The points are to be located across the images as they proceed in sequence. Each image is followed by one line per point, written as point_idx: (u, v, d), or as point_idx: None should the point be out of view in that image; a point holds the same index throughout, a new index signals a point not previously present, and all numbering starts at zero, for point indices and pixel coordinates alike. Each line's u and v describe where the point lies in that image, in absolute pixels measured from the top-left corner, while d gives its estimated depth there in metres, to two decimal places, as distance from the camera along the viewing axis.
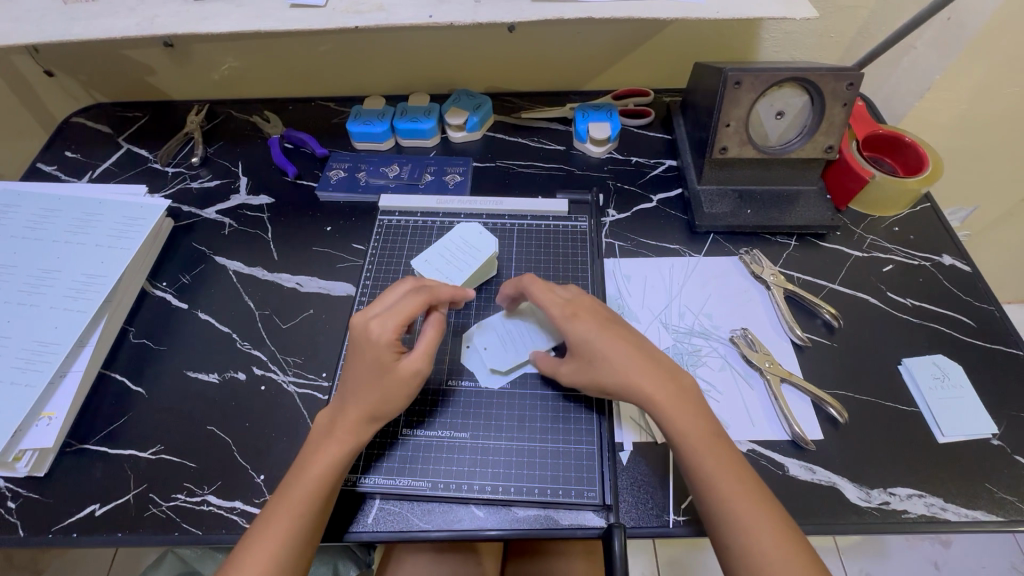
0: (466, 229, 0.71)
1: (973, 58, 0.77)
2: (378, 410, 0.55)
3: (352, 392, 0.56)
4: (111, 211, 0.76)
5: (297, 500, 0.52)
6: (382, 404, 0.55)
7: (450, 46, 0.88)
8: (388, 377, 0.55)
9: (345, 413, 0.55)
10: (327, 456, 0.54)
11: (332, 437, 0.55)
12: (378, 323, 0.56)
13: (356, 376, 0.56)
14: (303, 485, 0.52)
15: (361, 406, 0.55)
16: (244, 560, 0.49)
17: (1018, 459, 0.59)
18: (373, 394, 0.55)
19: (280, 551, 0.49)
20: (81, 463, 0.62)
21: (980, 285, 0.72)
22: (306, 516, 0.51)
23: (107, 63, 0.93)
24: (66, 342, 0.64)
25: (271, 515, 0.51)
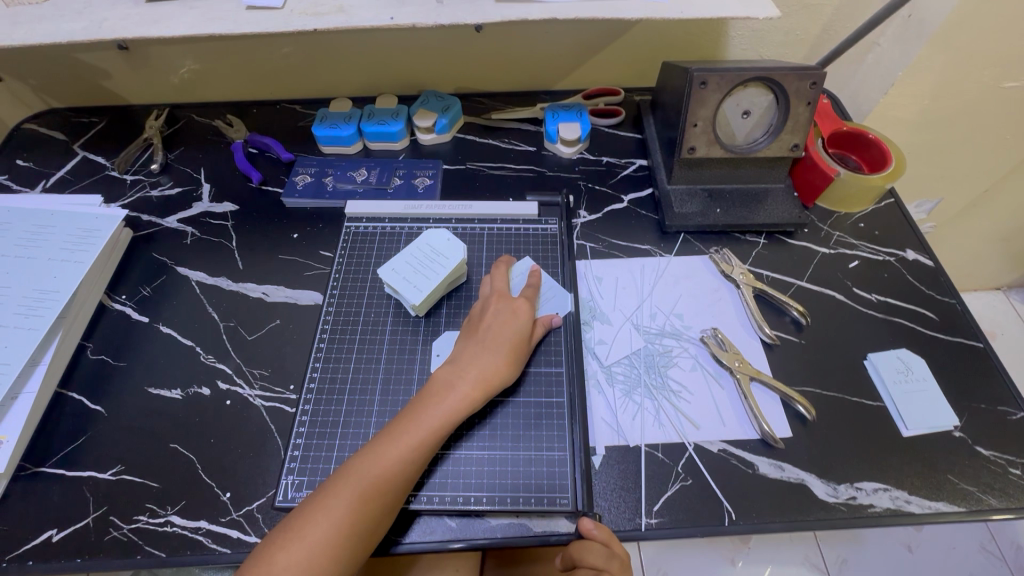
0: (434, 235, 0.69)
1: (933, 55, 0.78)
2: (503, 374, 0.59)
3: (483, 350, 0.60)
4: (65, 223, 0.74)
5: (398, 450, 0.53)
6: (510, 368, 0.60)
7: (416, 47, 0.86)
8: (521, 339, 0.62)
9: (477, 368, 0.59)
10: (444, 410, 0.56)
11: (451, 393, 0.57)
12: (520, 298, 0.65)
13: (495, 332, 0.61)
14: (414, 434, 0.54)
15: (495, 364, 0.59)
16: (338, 497, 0.50)
17: (979, 450, 0.61)
18: (507, 350, 0.60)
19: (373, 495, 0.51)
20: (37, 487, 0.60)
21: (942, 279, 0.74)
22: (406, 464, 0.53)
23: (58, 67, 0.89)
24: (18, 361, 0.62)
25: (371, 459, 0.53)
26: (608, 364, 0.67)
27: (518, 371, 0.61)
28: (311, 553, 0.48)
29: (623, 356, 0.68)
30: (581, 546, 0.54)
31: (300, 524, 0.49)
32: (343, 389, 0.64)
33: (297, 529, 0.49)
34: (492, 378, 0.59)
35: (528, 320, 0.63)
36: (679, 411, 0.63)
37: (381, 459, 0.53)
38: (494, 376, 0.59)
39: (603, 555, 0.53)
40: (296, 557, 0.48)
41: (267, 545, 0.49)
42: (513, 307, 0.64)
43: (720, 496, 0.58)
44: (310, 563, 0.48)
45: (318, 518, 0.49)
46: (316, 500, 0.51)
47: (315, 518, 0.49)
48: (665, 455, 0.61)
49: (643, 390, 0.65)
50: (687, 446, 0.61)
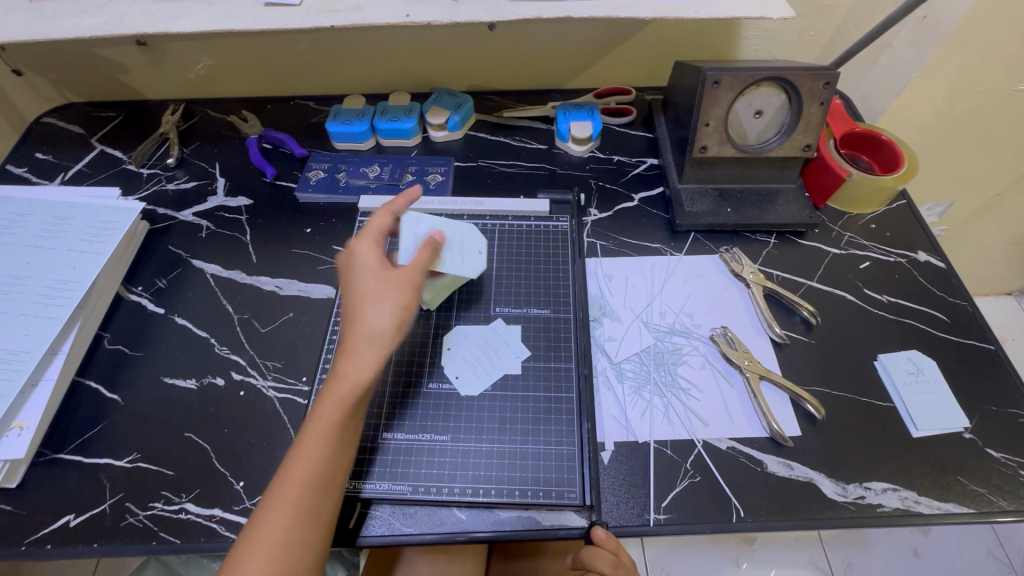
0: (454, 224, 0.69)
1: (948, 56, 0.78)
2: (391, 319, 0.52)
3: (363, 304, 0.53)
4: (84, 215, 0.75)
5: (314, 446, 0.49)
6: (392, 313, 0.53)
7: (430, 44, 0.87)
8: (391, 281, 0.55)
9: (362, 326, 0.52)
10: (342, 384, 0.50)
11: (349, 363, 0.51)
12: (358, 239, 0.59)
13: (357, 287, 0.55)
14: (325, 420, 0.50)
15: (378, 314, 0.53)
16: (271, 509, 0.46)
17: (989, 452, 0.61)
18: (391, 295, 0.54)
19: (305, 495, 0.47)
20: (55, 473, 0.61)
21: (954, 281, 0.74)
22: (329, 454, 0.49)
23: (77, 62, 0.91)
24: (37, 349, 0.63)
25: (293, 461, 0.48)
26: (617, 361, 0.68)
27: (409, 310, 0.54)
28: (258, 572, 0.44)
29: (632, 353, 0.68)
30: (590, 551, 0.54)
31: (241, 547, 0.46)
32: None
33: (237, 556, 0.45)
34: (380, 330, 0.52)
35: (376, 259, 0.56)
36: (688, 409, 0.64)
37: (302, 459, 0.48)
38: (384, 326, 0.52)
39: (611, 562, 0.54)
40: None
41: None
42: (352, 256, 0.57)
43: (729, 493, 0.59)
44: None
45: (260, 535, 0.45)
46: (252, 520, 0.47)
47: (253, 537, 0.46)
48: (674, 452, 0.61)
49: (652, 387, 0.65)
50: (695, 443, 0.62)
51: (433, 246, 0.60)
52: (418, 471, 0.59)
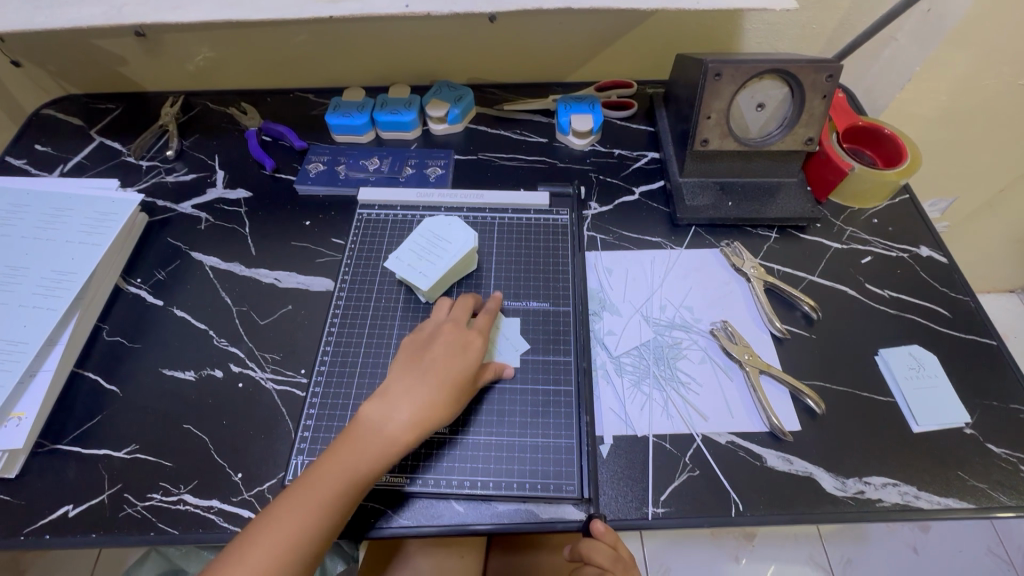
0: (438, 222, 0.70)
1: (953, 49, 0.77)
2: (440, 408, 0.55)
3: (426, 379, 0.56)
4: (83, 206, 0.75)
5: (343, 475, 0.51)
6: (449, 404, 0.55)
7: (430, 36, 0.86)
8: (467, 377, 0.57)
9: (413, 399, 0.54)
10: (379, 449, 0.52)
11: (388, 431, 0.53)
12: (478, 333, 0.60)
13: (432, 361, 0.57)
14: (348, 476, 0.51)
15: (432, 396, 0.55)
16: (263, 545, 0.47)
17: (991, 447, 0.61)
18: (451, 386, 0.56)
19: (300, 545, 0.48)
20: (54, 463, 0.61)
21: (957, 276, 0.73)
22: (335, 512, 0.50)
23: (76, 53, 0.90)
24: (35, 340, 0.63)
25: (302, 506, 0.49)
26: (617, 355, 0.67)
27: (458, 407, 0.57)
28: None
29: (632, 347, 0.68)
30: (590, 543, 0.54)
31: (221, 572, 0.46)
32: (353, 373, 0.64)
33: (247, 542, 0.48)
34: (428, 414, 0.54)
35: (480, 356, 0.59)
36: (687, 403, 0.63)
37: (326, 490, 0.50)
38: (431, 412, 0.54)
39: (610, 556, 0.53)
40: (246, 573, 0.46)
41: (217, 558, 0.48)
42: (467, 339, 0.59)
43: (727, 487, 0.58)
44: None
45: (239, 569, 0.46)
46: (240, 547, 0.47)
47: (237, 565, 0.46)
48: (673, 446, 0.61)
49: (652, 381, 0.65)
50: (694, 437, 0.61)
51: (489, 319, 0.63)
52: (417, 463, 0.58)
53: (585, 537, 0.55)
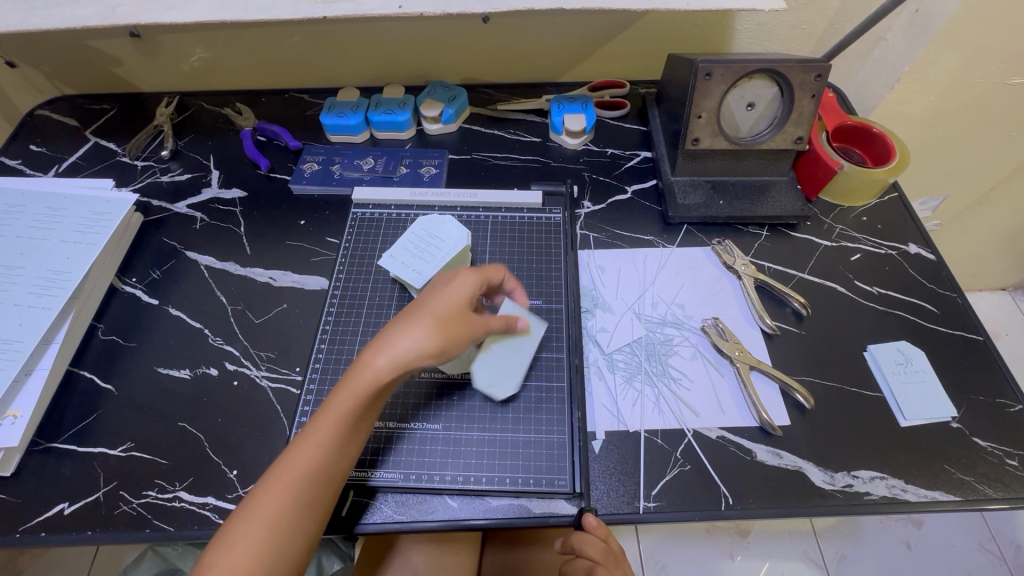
0: (433, 221, 0.71)
1: (940, 49, 0.78)
2: (419, 342, 0.52)
3: (405, 318, 0.54)
4: (77, 206, 0.75)
5: (321, 444, 0.50)
6: (427, 335, 0.52)
7: (424, 37, 0.87)
8: (450, 307, 0.54)
9: (389, 339, 0.52)
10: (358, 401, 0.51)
11: (363, 371, 0.51)
12: (457, 268, 0.58)
13: (415, 302, 0.55)
14: (330, 420, 0.50)
15: (409, 334, 0.52)
16: (259, 502, 0.47)
17: (977, 441, 0.62)
18: (428, 319, 0.53)
19: (295, 494, 0.48)
20: (49, 462, 0.61)
21: (944, 273, 0.74)
22: (326, 457, 0.50)
23: (71, 54, 0.91)
24: (30, 339, 0.63)
25: (291, 454, 0.49)
26: (609, 351, 0.68)
27: (446, 339, 0.52)
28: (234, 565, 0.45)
29: (624, 344, 0.69)
30: (584, 535, 0.56)
31: (225, 532, 0.47)
32: (348, 370, 0.65)
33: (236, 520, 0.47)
34: (408, 351, 0.51)
35: (460, 286, 0.56)
36: (679, 399, 0.64)
37: (304, 460, 0.49)
38: (407, 347, 0.51)
39: (601, 549, 0.55)
40: (234, 553, 0.45)
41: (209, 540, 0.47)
42: (446, 276, 0.58)
43: (718, 481, 0.59)
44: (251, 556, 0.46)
45: (228, 544, 0.46)
46: (242, 507, 0.48)
47: (239, 524, 0.47)
48: (665, 441, 0.61)
49: (644, 377, 0.66)
50: (685, 433, 0.62)
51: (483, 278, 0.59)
52: (411, 459, 0.59)
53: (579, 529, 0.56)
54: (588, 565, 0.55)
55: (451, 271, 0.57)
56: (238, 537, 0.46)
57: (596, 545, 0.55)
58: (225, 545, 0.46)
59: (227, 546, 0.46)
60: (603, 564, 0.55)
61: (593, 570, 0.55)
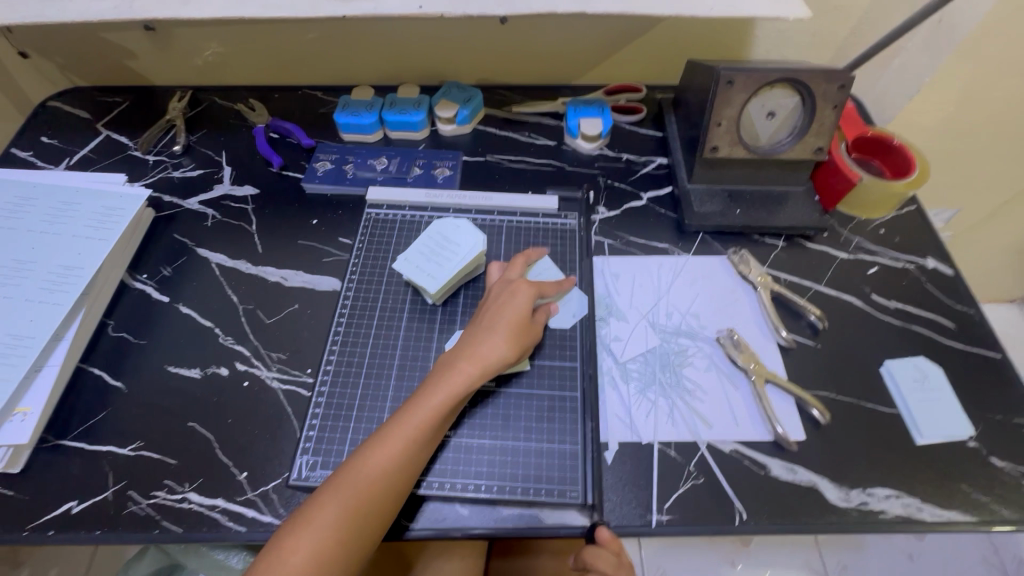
0: (450, 225, 0.70)
1: (962, 61, 0.77)
2: (501, 352, 0.58)
3: (490, 327, 0.60)
4: (89, 201, 0.74)
5: (394, 450, 0.53)
6: (510, 349, 0.59)
7: (440, 36, 0.86)
8: (523, 322, 0.61)
9: (477, 346, 0.58)
10: (430, 410, 0.55)
11: (454, 373, 0.57)
12: (523, 282, 0.64)
13: (494, 313, 0.61)
14: (418, 418, 0.54)
15: (495, 344, 0.58)
16: (344, 488, 0.51)
17: (993, 460, 0.61)
18: (509, 330, 0.60)
19: (380, 481, 0.51)
20: (57, 459, 0.61)
21: (962, 289, 0.73)
22: (409, 452, 0.53)
23: (83, 46, 0.90)
24: (42, 335, 0.63)
25: (379, 445, 0.53)
26: (623, 360, 0.67)
27: (520, 352, 0.60)
28: (319, 543, 0.48)
29: (638, 353, 0.68)
30: (592, 551, 0.55)
31: (308, 510, 0.50)
32: (359, 374, 0.64)
33: (307, 516, 0.50)
34: (493, 361, 0.58)
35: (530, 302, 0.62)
36: (692, 410, 0.64)
37: (377, 468, 0.52)
38: (491, 354, 0.58)
39: (613, 562, 0.55)
40: (301, 552, 0.48)
41: (275, 534, 0.50)
42: (514, 288, 0.63)
43: (731, 496, 0.59)
44: (318, 552, 0.48)
45: (297, 541, 0.49)
46: (324, 489, 0.51)
47: (324, 505, 0.50)
48: (677, 453, 0.61)
49: (658, 388, 0.65)
50: (699, 445, 0.61)
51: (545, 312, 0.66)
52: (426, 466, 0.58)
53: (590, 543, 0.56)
54: None
55: (522, 287, 0.63)
56: (309, 533, 0.49)
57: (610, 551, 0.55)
58: (294, 542, 0.49)
59: (296, 543, 0.48)
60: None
61: None
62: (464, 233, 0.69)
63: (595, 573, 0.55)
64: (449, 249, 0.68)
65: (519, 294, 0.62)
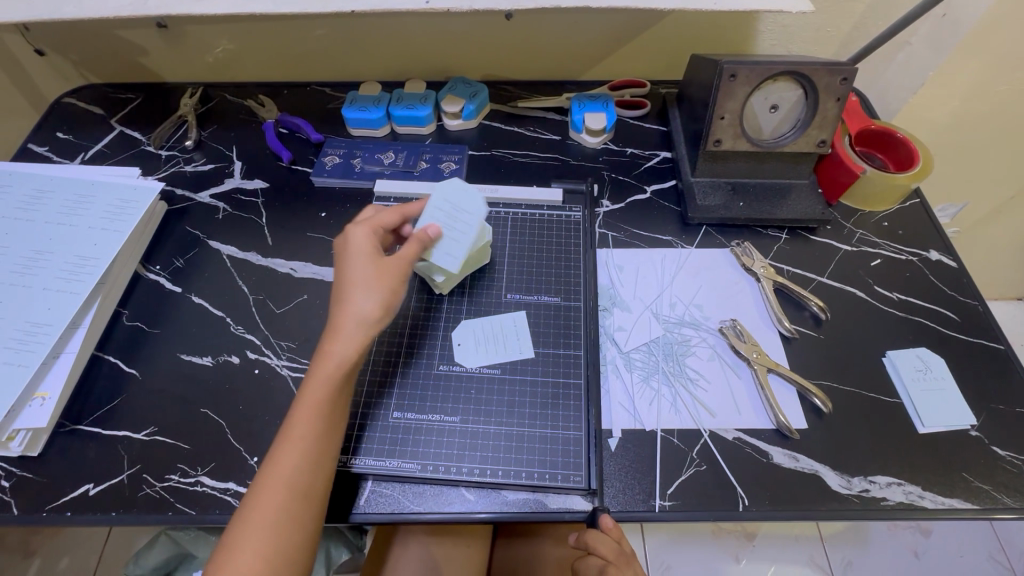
0: (455, 211, 0.71)
1: (966, 55, 0.78)
2: (372, 305, 0.55)
3: (350, 285, 0.56)
4: (104, 193, 0.76)
5: (302, 446, 0.51)
6: (382, 294, 0.56)
7: (447, 32, 0.88)
8: (383, 265, 0.58)
9: (343, 313, 0.55)
10: (318, 398, 0.52)
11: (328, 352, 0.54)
12: (360, 224, 0.61)
13: (350, 269, 0.58)
14: (310, 404, 0.52)
15: (362, 297, 0.55)
16: (257, 505, 0.49)
17: (995, 450, 0.61)
18: (374, 283, 0.56)
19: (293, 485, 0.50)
20: (74, 443, 0.62)
21: (966, 281, 0.74)
22: (315, 441, 0.52)
23: (98, 43, 0.92)
24: (59, 323, 0.64)
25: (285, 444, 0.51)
26: (627, 350, 0.68)
27: (392, 295, 0.57)
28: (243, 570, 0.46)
29: (641, 343, 0.69)
30: (593, 535, 0.55)
31: (231, 534, 0.48)
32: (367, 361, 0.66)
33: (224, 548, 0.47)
34: (367, 316, 0.55)
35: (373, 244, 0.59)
36: (695, 398, 0.64)
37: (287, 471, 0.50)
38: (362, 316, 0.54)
39: (614, 549, 0.54)
40: None
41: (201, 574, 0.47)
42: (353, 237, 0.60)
43: (734, 483, 0.59)
44: None
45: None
46: (243, 507, 0.49)
47: (240, 532, 0.48)
48: (681, 441, 0.62)
49: (660, 377, 0.66)
50: (702, 433, 0.62)
51: (421, 239, 0.61)
52: (430, 450, 0.60)
53: (592, 528, 0.56)
54: (600, 565, 0.54)
55: (361, 232, 0.60)
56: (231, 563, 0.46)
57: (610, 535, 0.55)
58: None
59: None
60: (616, 563, 0.54)
61: (605, 570, 0.54)
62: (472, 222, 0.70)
63: (595, 560, 0.54)
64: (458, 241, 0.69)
65: (361, 241, 0.59)
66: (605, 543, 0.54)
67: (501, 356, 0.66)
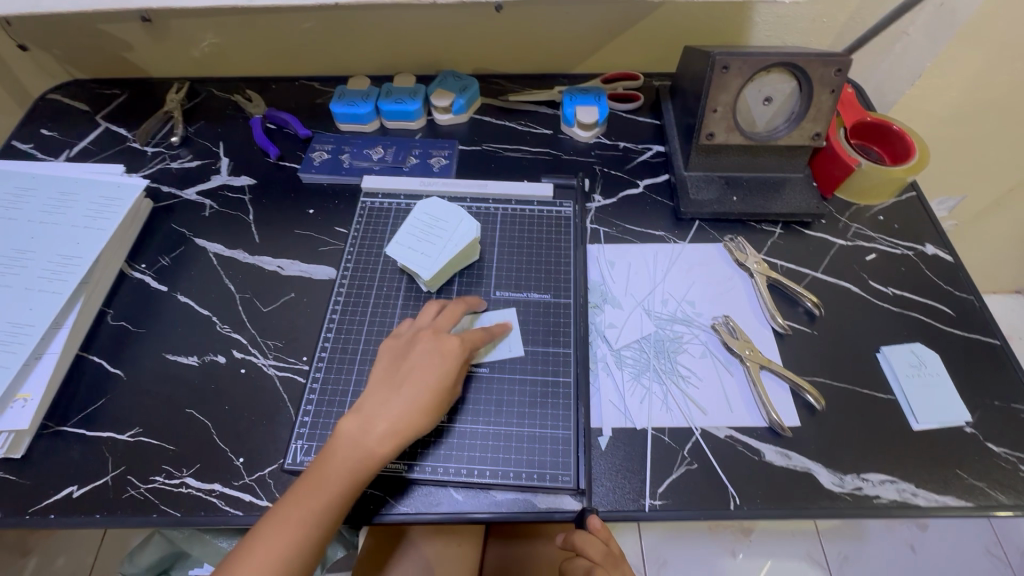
0: (438, 207, 0.70)
1: (964, 45, 0.76)
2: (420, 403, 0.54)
3: (408, 374, 0.56)
4: (87, 191, 0.75)
5: (307, 515, 0.50)
6: (437, 394, 0.55)
7: (436, 25, 0.86)
8: (445, 353, 0.57)
9: (392, 403, 0.54)
10: (343, 475, 0.52)
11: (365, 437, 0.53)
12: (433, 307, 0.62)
13: (411, 355, 0.57)
14: (333, 480, 0.52)
15: (419, 393, 0.55)
16: (248, 562, 0.48)
17: (990, 446, 0.60)
18: (432, 376, 0.55)
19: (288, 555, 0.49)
20: (58, 445, 0.62)
21: (962, 275, 0.73)
22: (319, 520, 0.51)
23: (82, 38, 0.90)
24: (41, 323, 0.63)
25: (287, 512, 0.50)
26: (617, 347, 0.67)
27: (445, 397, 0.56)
28: None
29: (632, 340, 0.68)
30: (582, 536, 0.54)
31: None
32: (353, 360, 0.65)
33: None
34: (414, 415, 0.54)
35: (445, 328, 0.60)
36: (687, 396, 0.64)
37: (284, 536, 0.49)
38: (410, 414, 0.54)
39: (601, 550, 0.54)
40: None
41: None
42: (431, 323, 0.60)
43: (725, 481, 0.59)
44: None
45: None
46: (235, 556, 0.49)
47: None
48: (671, 439, 0.61)
49: (652, 374, 0.65)
50: (693, 431, 0.61)
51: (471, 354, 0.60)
52: (416, 450, 0.59)
53: (580, 529, 0.56)
54: (587, 566, 0.54)
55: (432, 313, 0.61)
56: None
57: (597, 537, 0.54)
58: None
59: None
60: (603, 565, 0.54)
61: (592, 571, 0.53)
62: (453, 216, 0.69)
63: (582, 561, 0.54)
64: (439, 236, 0.68)
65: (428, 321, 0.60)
66: (595, 547, 0.54)
67: (496, 355, 0.65)
